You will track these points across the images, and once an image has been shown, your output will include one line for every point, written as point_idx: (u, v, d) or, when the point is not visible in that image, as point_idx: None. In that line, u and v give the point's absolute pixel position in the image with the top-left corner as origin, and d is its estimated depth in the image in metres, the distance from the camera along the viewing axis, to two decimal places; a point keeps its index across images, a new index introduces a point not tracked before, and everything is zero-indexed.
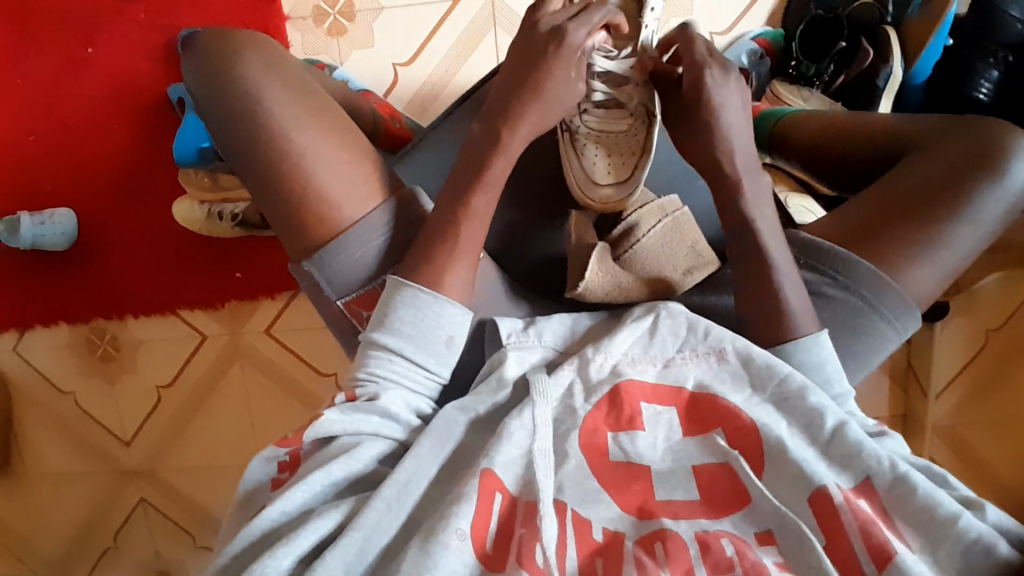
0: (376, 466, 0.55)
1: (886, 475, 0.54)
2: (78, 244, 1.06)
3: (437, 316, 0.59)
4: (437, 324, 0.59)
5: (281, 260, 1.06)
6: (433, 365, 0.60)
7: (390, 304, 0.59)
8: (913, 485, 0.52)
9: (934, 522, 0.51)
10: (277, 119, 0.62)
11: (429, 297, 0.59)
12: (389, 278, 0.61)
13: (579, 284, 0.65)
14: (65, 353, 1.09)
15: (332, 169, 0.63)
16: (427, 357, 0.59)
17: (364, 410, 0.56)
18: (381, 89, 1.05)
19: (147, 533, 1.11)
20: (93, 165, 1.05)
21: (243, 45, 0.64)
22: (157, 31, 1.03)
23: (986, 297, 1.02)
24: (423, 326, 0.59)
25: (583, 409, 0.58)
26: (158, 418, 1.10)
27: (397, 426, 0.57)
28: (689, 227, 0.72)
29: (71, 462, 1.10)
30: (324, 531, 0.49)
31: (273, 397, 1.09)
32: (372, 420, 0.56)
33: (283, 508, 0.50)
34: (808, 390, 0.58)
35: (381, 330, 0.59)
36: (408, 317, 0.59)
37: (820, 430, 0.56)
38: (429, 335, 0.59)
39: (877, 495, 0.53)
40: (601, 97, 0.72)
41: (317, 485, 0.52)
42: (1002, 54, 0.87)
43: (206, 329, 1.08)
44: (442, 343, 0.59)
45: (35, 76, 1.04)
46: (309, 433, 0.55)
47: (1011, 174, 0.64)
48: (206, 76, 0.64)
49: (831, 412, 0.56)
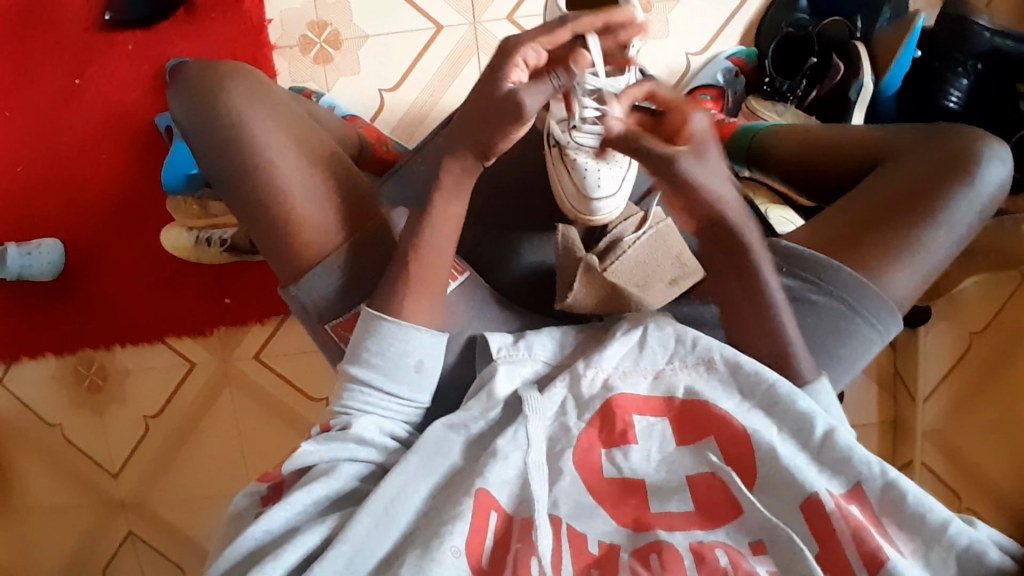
0: (356, 484, 0.55)
1: (876, 482, 0.54)
2: (65, 275, 1.06)
3: (404, 344, 0.59)
4: (404, 352, 0.59)
5: (273, 286, 1.06)
6: (406, 392, 0.60)
7: (359, 336, 0.60)
8: (904, 492, 0.53)
9: (924, 529, 0.52)
10: (264, 144, 0.63)
11: (394, 325, 0.59)
12: (362, 308, 0.61)
13: (567, 296, 0.68)
14: (53, 384, 1.08)
15: (317, 194, 0.64)
16: (398, 385, 0.59)
17: (338, 438, 0.57)
18: (368, 114, 1.07)
19: (136, 567, 1.09)
20: (82, 195, 1.06)
21: (231, 75, 0.66)
22: (146, 61, 1.05)
23: (968, 299, 1.03)
24: (390, 355, 0.59)
25: (577, 427, 0.58)
26: (145, 449, 1.08)
27: (373, 450, 0.57)
28: (673, 238, 0.72)
29: (58, 497, 1.08)
30: (310, 547, 0.50)
31: (264, 424, 1.08)
32: (348, 446, 0.56)
33: (266, 527, 0.51)
34: (797, 396, 0.59)
35: (353, 363, 0.59)
36: (375, 348, 0.59)
37: (810, 436, 0.57)
38: (397, 362, 0.59)
39: (869, 501, 0.54)
40: (590, 113, 0.66)
41: (298, 504, 0.52)
42: (971, 64, 0.90)
43: (195, 357, 1.08)
44: (412, 369, 0.60)
45: (25, 109, 1.05)
46: (287, 464, 0.56)
47: (982, 177, 0.66)
48: (193, 104, 0.65)
49: (821, 419, 0.57)
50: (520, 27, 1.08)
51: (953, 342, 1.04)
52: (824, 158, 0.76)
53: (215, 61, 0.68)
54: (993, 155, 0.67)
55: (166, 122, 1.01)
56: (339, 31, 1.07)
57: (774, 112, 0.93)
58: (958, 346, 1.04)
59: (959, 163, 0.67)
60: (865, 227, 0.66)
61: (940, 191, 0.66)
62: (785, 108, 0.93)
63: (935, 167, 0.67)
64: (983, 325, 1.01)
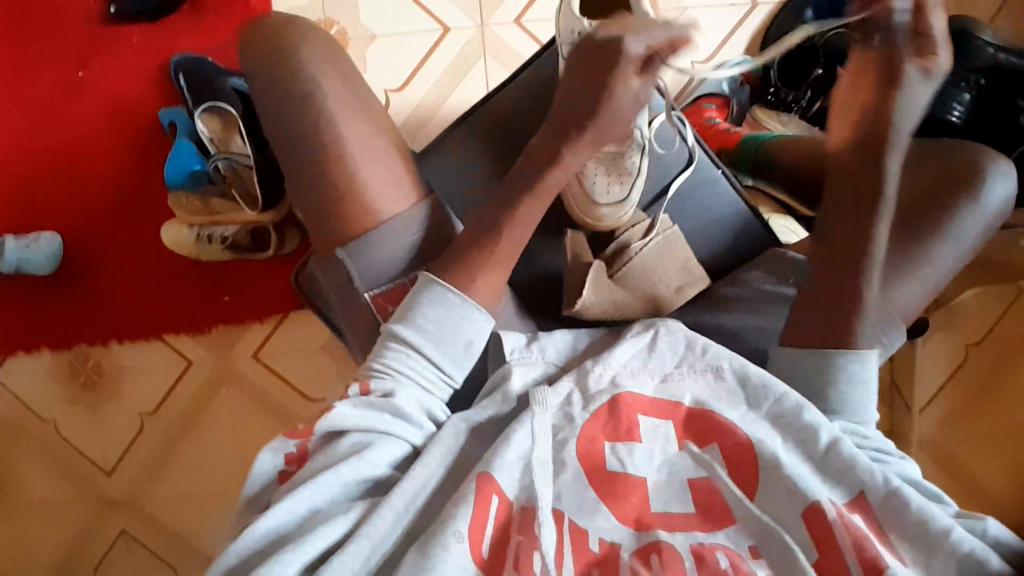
0: (390, 471, 0.54)
1: (879, 489, 0.55)
2: (63, 267, 1.05)
3: (462, 318, 0.59)
4: (460, 327, 0.59)
5: (275, 284, 1.06)
6: (449, 366, 0.59)
7: (414, 301, 0.60)
8: (907, 500, 0.54)
9: (927, 536, 0.52)
10: (308, 127, 0.64)
11: (457, 298, 0.59)
12: (421, 274, 0.62)
13: (577, 302, 0.68)
14: (47, 379, 1.07)
15: (377, 164, 0.65)
16: (444, 356, 0.59)
17: (377, 407, 0.55)
18: None
19: (127, 567, 1.07)
20: (82, 188, 1.05)
21: (291, 44, 0.65)
22: (151, 56, 1.04)
23: (966, 312, 1.05)
24: (446, 326, 0.59)
25: (581, 418, 0.58)
26: (141, 446, 1.07)
27: (408, 426, 0.56)
28: (680, 246, 0.75)
29: (50, 493, 1.07)
30: (330, 540, 0.49)
31: (260, 421, 1.07)
32: (385, 418, 0.55)
33: (280, 517, 0.49)
34: (804, 408, 0.59)
35: (403, 324, 0.59)
36: (433, 315, 0.59)
37: (814, 446, 0.57)
38: (450, 335, 0.59)
39: (871, 509, 0.54)
40: None
41: (328, 488, 0.51)
42: (974, 79, 0.91)
43: (194, 353, 1.07)
44: (460, 346, 0.60)
45: (26, 100, 1.04)
46: (319, 426, 0.54)
47: (988, 193, 0.67)
48: (271, 61, 0.66)
49: (826, 428, 0.57)
50: (527, 31, 1.08)
51: (949, 354, 1.05)
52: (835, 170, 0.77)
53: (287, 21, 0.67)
54: (998, 173, 0.68)
55: (170, 117, 1.01)
56: (347, 30, 1.06)
57: (779, 123, 0.95)
58: (953, 358, 1.05)
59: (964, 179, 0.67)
60: None
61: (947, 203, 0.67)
62: (789, 119, 0.95)
63: (944, 178, 0.68)
64: (979, 336, 1.05)
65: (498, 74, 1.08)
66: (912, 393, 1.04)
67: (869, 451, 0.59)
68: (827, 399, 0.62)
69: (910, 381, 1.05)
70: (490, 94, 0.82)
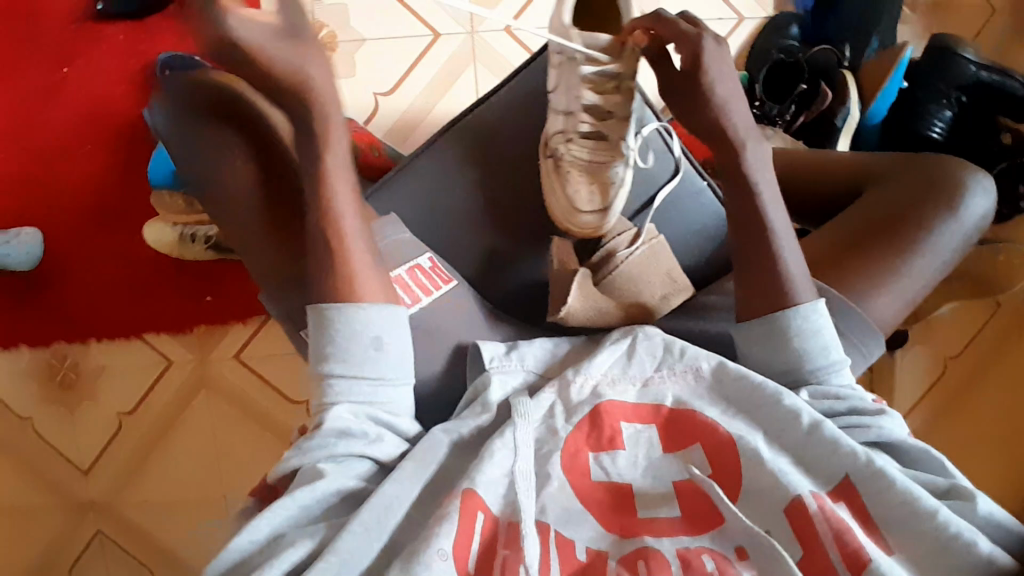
0: (361, 484, 0.55)
1: (862, 470, 0.55)
2: (44, 265, 1.03)
3: (350, 323, 0.58)
4: (357, 331, 0.58)
5: (256, 285, 1.05)
6: (372, 371, 0.58)
7: (314, 333, 0.59)
8: (890, 479, 0.54)
9: (915, 517, 0.52)
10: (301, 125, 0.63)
11: (334, 309, 0.58)
12: (309, 304, 0.60)
13: (561, 310, 0.67)
14: (24, 378, 1.05)
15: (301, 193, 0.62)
16: (361, 366, 0.58)
17: (317, 437, 0.55)
18: (361, 118, 1.06)
19: (103, 569, 1.05)
20: (65, 185, 1.03)
21: None
22: (138, 53, 1.03)
23: (945, 326, 1.07)
24: (342, 338, 0.58)
25: (564, 430, 0.58)
26: (118, 447, 1.06)
27: (366, 439, 0.56)
28: (665, 255, 0.74)
29: (24, 493, 1.05)
30: (294, 560, 0.48)
31: (241, 423, 1.06)
32: (328, 442, 0.55)
33: (250, 538, 0.50)
34: (782, 395, 0.59)
35: (314, 361, 0.58)
36: (331, 337, 0.58)
37: (796, 430, 0.57)
38: (352, 342, 0.58)
39: (858, 496, 0.54)
40: (585, 127, 0.75)
41: (288, 510, 0.51)
42: (955, 96, 0.92)
43: (174, 354, 1.06)
44: (369, 345, 0.58)
45: (8, 94, 1.02)
46: (278, 469, 0.56)
47: (967, 208, 0.68)
48: None
49: (807, 411, 0.58)
50: (516, 40, 1.09)
51: (927, 365, 1.06)
52: (812, 183, 0.78)
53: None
54: (977, 186, 0.69)
55: None
56: (335, 32, 1.06)
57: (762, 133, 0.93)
58: (932, 369, 1.06)
59: (944, 189, 0.69)
60: (856, 247, 0.68)
61: (928, 212, 0.68)
62: (773, 131, 0.93)
63: (923, 192, 0.69)
64: (958, 348, 1.06)
65: (487, 81, 1.08)
66: (892, 403, 1.05)
67: (847, 417, 0.60)
68: (813, 360, 0.62)
69: (888, 388, 1.06)
70: (472, 105, 0.79)
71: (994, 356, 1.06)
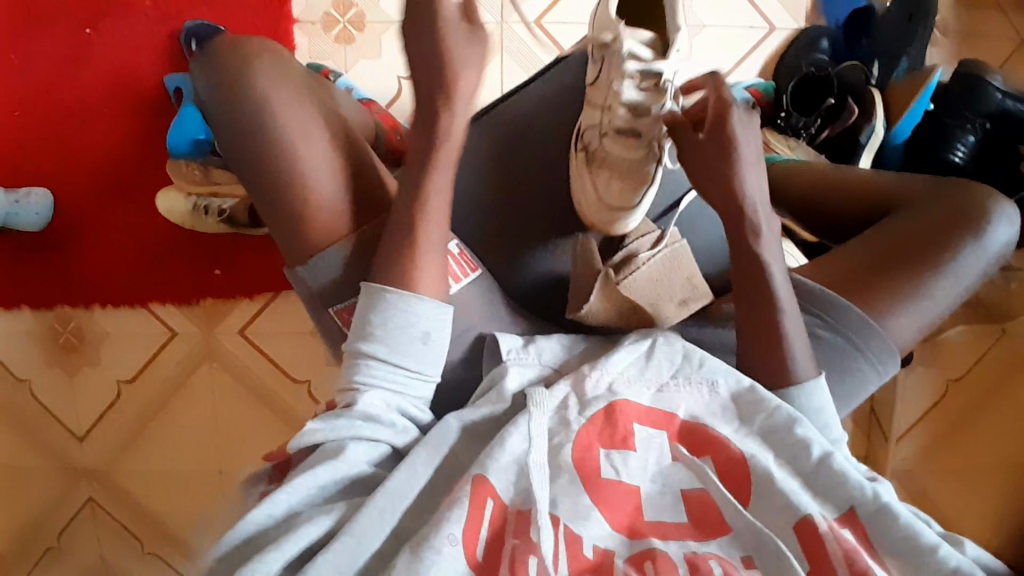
0: (372, 470, 0.54)
1: (869, 505, 0.55)
2: (51, 227, 1.02)
3: (406, 314, 0.57)
4: (408, 321, 0.57)
5: (267, 262, 1.04)
6: (412, 363, 0.58)
7: (362, 312, 0.58)
8: (896, 514, 0.54)
9: (917, 552, 0.52)
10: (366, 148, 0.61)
11: (394, 296, 0.57)
12: (365, 285, 0.59)
13: (582, 307, 0.68)
14: (27, 340, 1.04)
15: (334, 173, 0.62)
16: (404, 357, 0.57)
17: (345, 416, 0.55)
18: (384, 100, 1.06)
19: (93, 537, 1.05)
20: (78, 149, 1.02)
21: None
22: (160, 19, 1.02)
23: (950, 350, 1.08)
24: (394, 326, 0.57)
25: (577, 422, 0.57)
26: (116, 416, 1.05)
27: (381, 428, 0.55)
28: (686, 259, 0.75)
29: (18, 454, 1.05)
30: (314, 537, 0.48)
31: (240, 401, 1.05)
32: (355, 424, 0.54)
33: (268, 512, 0.49)
34: (795, 422, 0.58)
35: (358, 338, 0.57)
36: (379, 319, 0.57)
37: (806, 462, 0.57)
38: (401, 333, 0.57)
39: (861, 524, 0.54)
40: (620, 122, 0.72)
41: (304, 490, 0.51)
42: (979, 122, 0.94)
43: (178, 325, 1.05)
44: (418, 340, 0.58)
45: (26, 51, 1.01)
46: (294, 442, 0.55)
47: (990, 236, 0.69)
48: (224, 66, 0.62)
49: (817, 443, 0.57)
50: (545, 34, 1.08)
51: (929, 388, 1.08)
52: (839, 201, 0.79)
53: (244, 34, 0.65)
54: (1002, 215, 0.70)
55: (176, 84, 0.99)
56: (364, 14, 1.05)
57: (786, 146, 0.95)
58: (934, 391, 1.07)
59: (969, 213, 0.69)
60: (874, 264, 0.69)
61: (952, 236, 0.69)
62: (797, 143, 0.95)
63: (947, 217, 0.70)
64: (961, 372, 1.08)
65: (513, 75, 1.08)
66: (891, 423, 1.07)
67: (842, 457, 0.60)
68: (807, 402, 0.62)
69: (889, 409, 1.08)
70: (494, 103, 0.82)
71: (992, 384, 1.08)
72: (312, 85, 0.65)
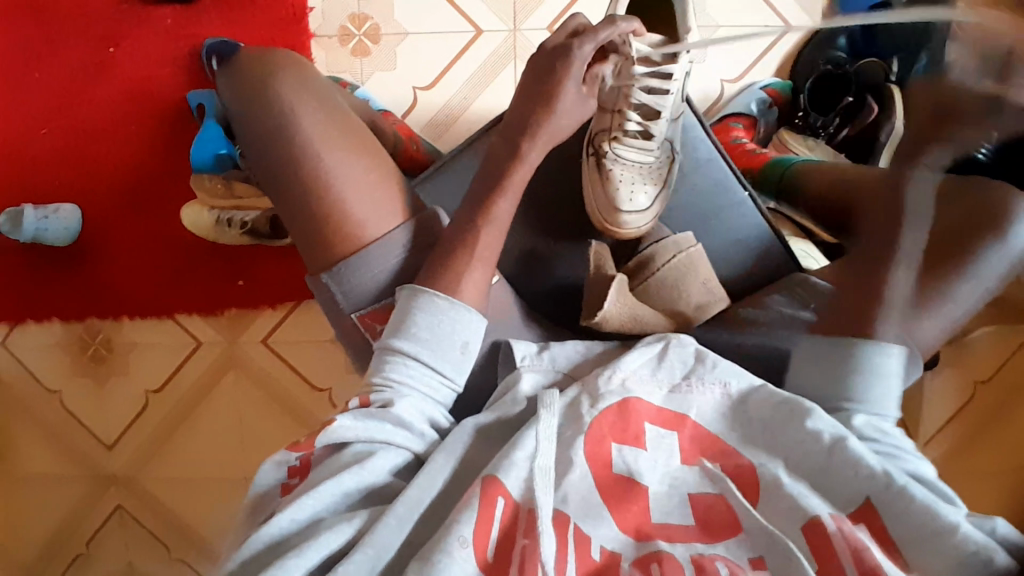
0: (390, 479, 0.54)
1: (882, 489, 0.53)
2: (79, 242, 1.05)
3: (453, 324, 0.59)
4: (453, 330, 0.59)
5: (288, 272, 1.06)
6: (448, 371, 0.59)
7: (405, 312, 0.59)
8: (911, 499, 0.52)
9: (933, 534, 0.51)
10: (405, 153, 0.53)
11: (446, 303, 0.59)
12: (405, 287, 0.61)
13: (597, 313, 0.67)
14: (57, 351, 1.08)
15: (356, 182, 0.63)
16: (441, 363, 0.59)
17: (377, 417, 0.55)
18: (400, 110, 1.07)
19: (121, 543, 1.08)
20: (105, 165, 1.05)
21: None
22: (182, 37, 1.05)
23: (979, 350, 1.06)
24: (439, 333, 0.59)
25: (589, 415, 0.57)
26: (143, 424, 1.08)
27: (412, 437, 0.56)
28: (703, 265, 0.75)
29: (49, 461, 1.08)
30: (336, 545, 0.48)
31: (262, 409, 1.07)
32: (386, 428, 0.55)
33: (293, 516, 0.49)
34: (808, 414, 0.57)
35: (399, 337, 0.58)
36: (425, 324, 0.59)
37: (817, 449, 0.56)
38: (444, 341, 0.59)
39: (876, 516, 0.53)
40: (632, 127, 0.79)
41: (330, 494, 0.51)
42: None
43: (202, 334, 1.07)
44: (458, 349, 0.59)
45: (56, 73, 1.04)
46: (321, 438, 0.54)
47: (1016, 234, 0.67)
48: (245, 91, 0.64)
49: (828, 426, 0.56)
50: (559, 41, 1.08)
51: (956, 390, 1.06)
52: (859, 207, 0.78)
53: (267, 49, 0.67)
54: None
55: (198, 100, 1.01)
56: (379, 26, 1.07)
57: (803, 145, 0.98)
58: (959, 396, 1.06)
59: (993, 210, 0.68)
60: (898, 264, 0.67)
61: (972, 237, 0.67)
62: (815, 143, 0.98)
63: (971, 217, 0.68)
64: (989, 374, 1.06)
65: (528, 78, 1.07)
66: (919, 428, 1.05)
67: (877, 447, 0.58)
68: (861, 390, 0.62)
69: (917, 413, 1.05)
70: None
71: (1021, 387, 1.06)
72: (329, 96, 0.66)
